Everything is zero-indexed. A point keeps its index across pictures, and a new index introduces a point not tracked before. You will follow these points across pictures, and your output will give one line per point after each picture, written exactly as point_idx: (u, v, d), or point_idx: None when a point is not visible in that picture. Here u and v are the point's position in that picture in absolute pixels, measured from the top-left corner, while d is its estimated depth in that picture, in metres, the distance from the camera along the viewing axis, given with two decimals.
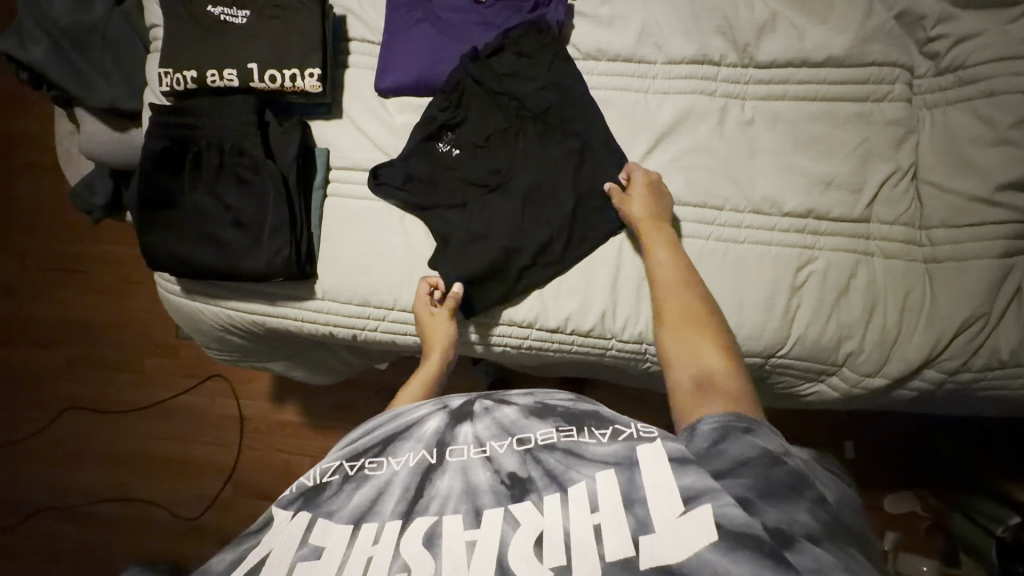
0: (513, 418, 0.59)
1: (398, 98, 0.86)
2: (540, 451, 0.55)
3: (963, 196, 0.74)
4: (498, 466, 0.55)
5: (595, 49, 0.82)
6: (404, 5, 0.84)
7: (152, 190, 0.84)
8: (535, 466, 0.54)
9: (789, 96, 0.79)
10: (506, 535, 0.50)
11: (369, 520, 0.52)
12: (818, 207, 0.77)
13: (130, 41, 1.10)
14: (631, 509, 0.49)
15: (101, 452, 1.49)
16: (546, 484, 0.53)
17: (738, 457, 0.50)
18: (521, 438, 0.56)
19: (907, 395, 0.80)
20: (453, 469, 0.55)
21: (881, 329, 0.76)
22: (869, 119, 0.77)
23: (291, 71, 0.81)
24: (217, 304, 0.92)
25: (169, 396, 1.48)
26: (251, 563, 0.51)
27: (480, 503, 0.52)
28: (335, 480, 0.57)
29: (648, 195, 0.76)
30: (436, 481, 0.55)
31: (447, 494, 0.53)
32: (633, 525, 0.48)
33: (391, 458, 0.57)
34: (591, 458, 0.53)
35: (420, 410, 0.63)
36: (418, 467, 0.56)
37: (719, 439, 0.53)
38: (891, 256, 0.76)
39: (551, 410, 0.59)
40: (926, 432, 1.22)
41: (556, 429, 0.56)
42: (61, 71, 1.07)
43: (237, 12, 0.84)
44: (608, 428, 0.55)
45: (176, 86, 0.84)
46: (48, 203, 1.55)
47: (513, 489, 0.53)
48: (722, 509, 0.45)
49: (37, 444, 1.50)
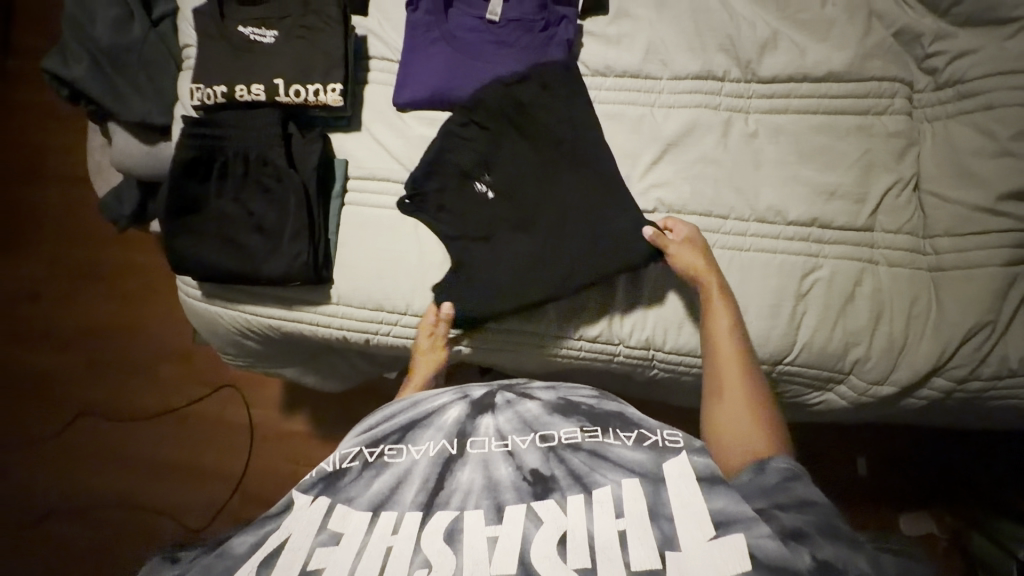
0: (536, 414, 0.61)
1: (414, 112, 0.90)
2: (564, 450, 0.56)
3: (966, 206, 0.75)
4: (521, 462, 0.56)
5: (603, 66, 0.86)
6: (422, 25, 0.88)
7: (181, 197, 0.89)
8: (558, 465, 0.56)
9: (791, 110, 0.82)
10: (528, 532, 0.51)
11: (389, 509, 0.54)
12: (822, 216, 0.78)
13: (163, 60, 1.17)
14: (656, 522, 0.50)
15: (113, 459, 1.51)
16: (569, 483, 0.54)
17: (802, 497, 0.52)
18: (545, 435, 0.58)
19: (917, 403, 0.80)
20: (473, 461, 0.57)
21: (888, 336, 0.77)
22: (870, 132, 0.79)
23: (315, 86, 0.86)
24: (236, 308, 0.95)
25: (181, 404, 1.51)
26: (269, 549, 0.51)
27: (502, 499, 0.53)
28: (355, 466, 0.58)
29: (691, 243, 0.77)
30: (457, 472, 0.56)
31: (468, 488, 0.55)
32: (659, 539, 0.49)
33: (411, 446, 0.59)
34: (615, 460, 0.55)
35: (440, 399, 0.65)
36: (439, 457, 0.58)
37: (784, 478, 0.54)
38: (896, 265, 0.78)
39: (574, 408, 0.61)
40: (941, 449, 1.20)
41: (581, 429, 0.58)
42: (99, 88, 1.14)
43: (266, 32, 0.90)
44: (632, 432, 0.57)
45: (206, 101, 0.89)
46: (75, 213, 1.61)
47: (535, 486, 0.54)
48: (758, 541, 0.46)
49: (55, 447, 1.53)
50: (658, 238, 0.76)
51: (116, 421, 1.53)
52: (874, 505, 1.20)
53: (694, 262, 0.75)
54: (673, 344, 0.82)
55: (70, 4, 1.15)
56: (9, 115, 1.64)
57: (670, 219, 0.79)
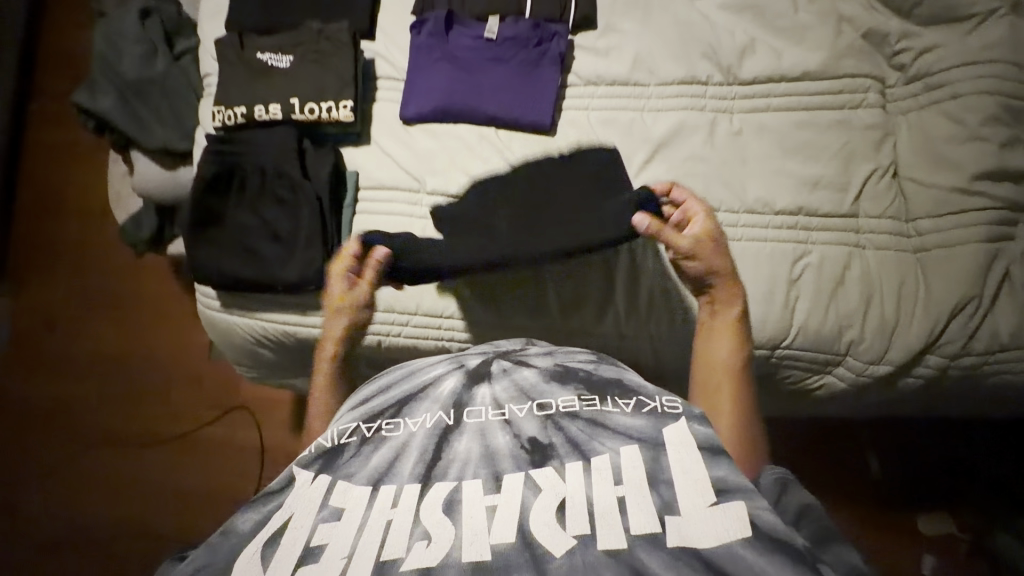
0: (532, 381, 0.64)
1: (419, 125, 0.96)
2: (562, 419, 0.59)
3: (944, 188, 0.80)
4: (518, 431, 0.59)
5: (594, 76, 0.93)
6: (425, 46, 0.95)
7: (203, 211, 0.95)
8: (556, 433, 0.58)
9: (772, 108, 0.87)
10: (527, 499, 0.53)
11: (388, 482, 0.55)
12: (808, 205, 0.83)
13: (184, 91, 1.25)
14: (656, 488, 0.52)
15: (123, 484, 1.53)
16: (568, 451, 0.56)
17: (800, 507, 0.56)
18: (541, 404, 0.61)
19: (915, 383, 0.82)
20: (470, 430, 0.59)
21: (880, 317, 0.80)
22: (848, 125, 0.84)
23: (328, 104, 0.93)
24: (252, 317, 0.99)
25: (192, 428, 1.54)
26: (273, 527, 0.53)
27: (500, 468, 0.55)
28: (354, 442, 0.60)
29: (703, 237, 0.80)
30: (453, 442, 0.58)
31: (466, 457, 0.57)
32: (659, 505, 0.50)
33: (407, 419, 0.61)
34: (613, 427, 0.57)
35: (436, 370, 0.68)
36: (436, 429, 0.60)
37: (779, 491, 0.58)
38: (882, 248, 0.82)
39: (572, 375, 0.64)
40: (955, 445, 1.19)
41: (579, 397, 0.61)
42: (125, 118, 1.22)
43: (282, 57, 0.97)
44: (631, 399, 0.60)
45: (227, 121, 0.96)
46: (94, 240, 1.68)
47: (533, 455, 0.56)
48: (759, 512, 0.48)
49: (71, 470, 1.55)
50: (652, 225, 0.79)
51: (132, 442, 1.55)
52: (888, 504, 1.19)
53: (705, 258, 0.79)
54: (672, 332, 0.86)
55: (100, 43, 1.25)
56: (36, 150, 1.73)
57: (675, 185, 0.83)
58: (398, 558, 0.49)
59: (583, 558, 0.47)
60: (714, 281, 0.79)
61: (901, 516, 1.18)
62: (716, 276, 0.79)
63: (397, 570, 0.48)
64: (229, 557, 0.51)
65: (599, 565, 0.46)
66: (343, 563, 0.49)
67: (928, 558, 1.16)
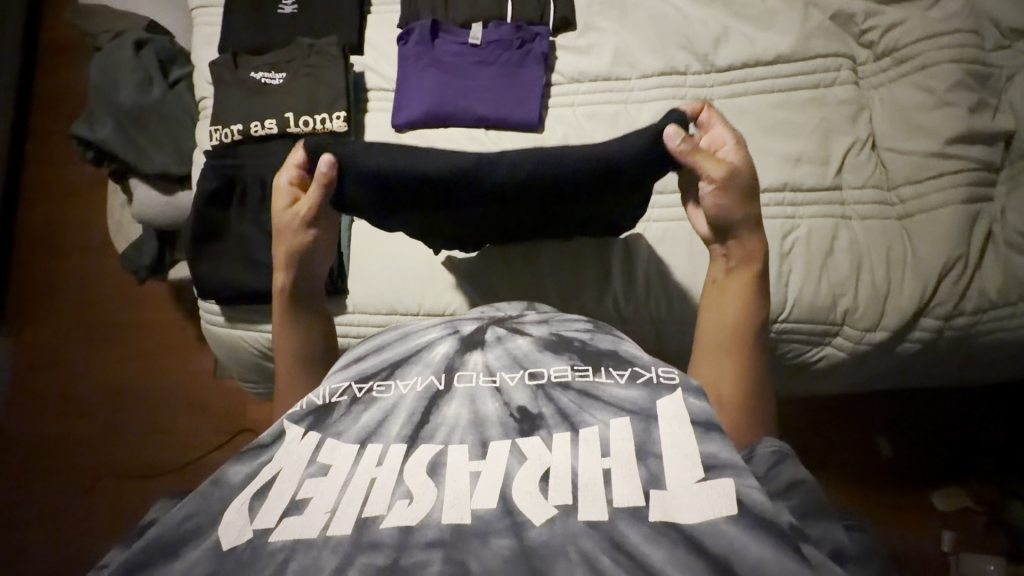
0: (526, 350, 0.63)
1: (411, 131, 0.99)
2: (553, 389, 0.59)
3: (921, 154, 0.83)
4: (508, 399, 0.58)
5: (577, 73, 0.96)
6: (413, 55, 0.98)
7: (205, 226, 0.97)
8: (546, 403, 0.58)
9: (750, 92, 0.90)
10: (512, 468, 0.52)
11: (375, 441, 0.56)
12: (792, 180, 0.85)
13: (181, 116, 1.29)
14: (643, 462, 0.51)
15: (123, 522, 1.52)
16: (557, 421, 0.56)
17: (792, 479, 0.55)
18: (534, 373, 0.61)
19: (913, 347, 0.84)
20: (460, 396, 0.59)
21: (872, 284, 0.82)
22: (823, 102, 0.88)
23: (321, 116, 0.96)
24: (257, 329, 1.01)
25: (193, 460, 1.53)
26: (259, 485, 0.53)
27: (487, 436, 0.55)
28: (344, 401, 0.61)
29: (735, 171, 0.71)
30: (443, 407, 0.58)
31: (454, 423, 0.57)
32: (645, 477, 0.50)
33: (398, 381, 0.61)
34: (606, 400, 0.57)
35: (429, 334, 0.67)
36: (425, 392, 0.60)
37: (773, 462, 0.58)
38: (867, 218, 0.84)
39: (567, 345, 0.64)
40: (967, 421, 1.18)
41: (572, 367, 0.61)
42: (123, 146, 1.25)
43: (275, 74, 1.00)
44: (626, 370, 0.60)
45: (224, 139, 0.99)
46: (94, 271, 1.70)
47: (522, 423, 0.56)
48: (747, 489, 0.48)
49: (80, 506, 1.54)
50: (684, 145, 0.69)
51: (140, 477, 1.54)
52: (901, 485, 1.19)
53: (729, 198, 0.72)
54: (669, 314, 0.88)
55: (96, 75, 1.28)
56: (35, 187, 1.76)
57: (707, 106, 0.75)
58: (378, 515, 0.48)
59: (563, 529, 0.46)
60: (738, 233, 0.74)
61: (916, 492, 1.18)
62: (741, 226, 0.73)
63: (376, 527, 0.47)
64: (221, 505, 0.52)
65: (581, 535, 0.46)
66: (327, 516, 0.49)
67: (946, 534, 1.15)
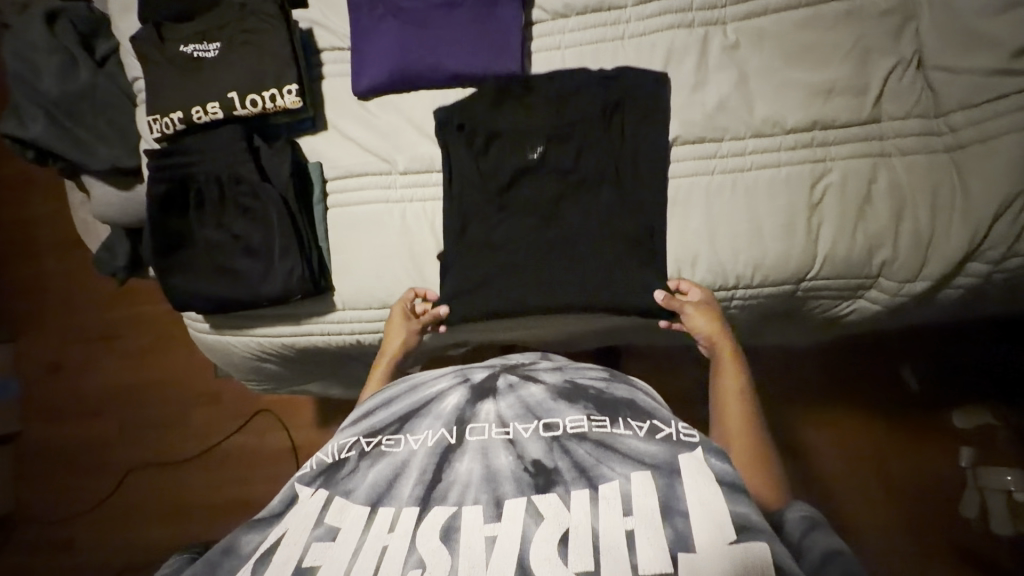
0: (540, 398, 0.64)
1: (378, 98, 0.87)
2: (568, 440, 0.58)
3: (977, 74, 0.70)
4: (522, 452, 0.58)
5: (562, 5, 0.81)
6: (365, 3, 0.84)
7: (165, 233, 0.87)
8: (562, 456, 0.57)
9: (770, 10, 0.77)
10: (528, 530, 0.52)
11: (387, 505, 0.57)
12: (823, 117, 0.74)
13: (119, 98, 1.14)
14: (670, 522, 0.50)
15: (162, 504, 1.53)
16: (575, 479, 0.55)
17: (822, 554, 0.52)
18: (548, 424, 0.60)
19: (953, 294, 0.77)
20: (472, 450, 0.60)
21: (913, 233, 0.73)
22: (858, 16, 0.74)
23: (270, 92, 0.83)
24: (248, 334, 0.96)
25: (219, 440, 1.51)
26: (267, 546, 0.56)
27: (501, 493, 0.55)
28: (353, 456, 0.62)
29: (705, 309, 0.76)
30: (455, 463, 0.59)
31: (467, 480, 0.57)
32: (672, 537, 0.49)
33: (408, 436, 0.62)
34: (625, 453, 0.56)
35: (439, 384, 0.68)
36: (437, 446, 0.60)
37: (806, 529, 0.55)
38: (910, 153, 0.73)
39: (583, 393, 0.64)
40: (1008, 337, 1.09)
41: (588, 417, 0.60)
42: (62, 142, 1.12)
43: (208, 46, 0.86)
44: (645, 423, 0.59)
45: (166, 130, 0.87)
46: (77, 273, 1.63)
47: (537, 478, 0.56)
48: (781, 555, 0.47)
49: (121, 501, 1.56)
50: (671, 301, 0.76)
51: (171, 463, 1.54)
52: (926, 414, 1.16)
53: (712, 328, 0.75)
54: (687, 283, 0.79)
55: (10, 62, 1.11)
56: None
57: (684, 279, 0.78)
58: None
59: None
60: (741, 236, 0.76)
61: (929, 420, 1.16)
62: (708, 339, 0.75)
63: None
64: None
65: None
66: None
67: (965, 451, 1.12)
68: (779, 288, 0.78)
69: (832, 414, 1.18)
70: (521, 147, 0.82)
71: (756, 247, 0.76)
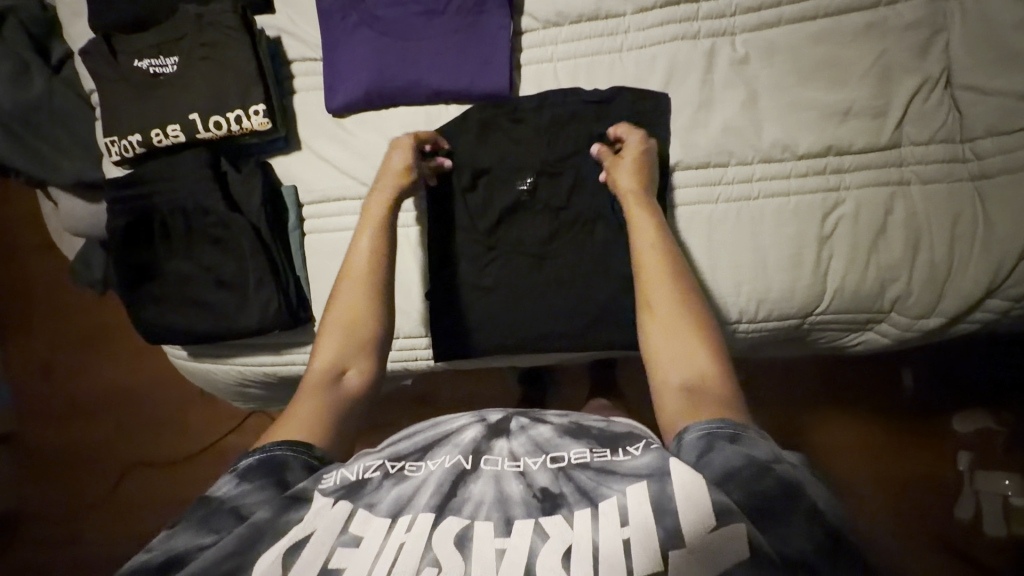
0: (548, 436, 0.54)
1: (354, 115, 0.80)
2: (574, 469, 0.50)
3: (1009, 97, 0.64)
4: (532, 481, 0.50)
5: (554, 13, 0.74)
6: (336, 10, 0.76)
7: (132, 265, 0.82)
8: (567, 482, 0.49)
9: (784, 20, 0.69)
10: (535, 546, 0.45)
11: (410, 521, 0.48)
12: (838, 142, 0.68)
13: (78, 113, 1.06)
14: (660, 520, 0.44)
15: (170, 499, 1.50)
16: (576, 499, 0.48)
17: (723, 468, 0.46)
18: (555, 456, 0.52)
19: (968, 328, 0.72)
20: (486, 477, 0.51)
21: (930, 268, 0.68)
22: (882, 27, 0.67)
23: (236, 113, 0.76)
24: (227, 362, 0.91)
25: (219, 438, 1.48)
26: (294, 540, 0.47)
27: (513, 513, 0.47)
28: (377, 476, 0.52)
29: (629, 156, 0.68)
30: (470, 485, 0.50)
31: (480, 499, 0.49)
32: (662, 538, 0.43)
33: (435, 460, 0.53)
34: (625, 472, 0.48)
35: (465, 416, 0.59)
36: (456, 472, 0.51)
37: (702, 450, 0.49)
38: (929, 181, 0.68)
39: (586, 431, 0.54)
40: None
41: (591, 448, 0.52)
42: (21, 157, 1.04)
43: (165, 60, 0.78)
44: (639, 441, 0.51)
45: (125, 153, 0.80)
46: (55, 281, 1.58)
47: (544, 503, 0.48)
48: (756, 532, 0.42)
49: (126, 501, 1.52)
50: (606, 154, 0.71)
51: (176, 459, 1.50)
52: (928, 420, 1.13)
53: (636, 175, 0.66)
54: None
55: None
56: None
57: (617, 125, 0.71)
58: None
59: None
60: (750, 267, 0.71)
61: (931, 424, 1.13)
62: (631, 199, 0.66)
63: None
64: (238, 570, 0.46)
65: None
66: None
67: (964, 454, 1.11)
68: (784, 322, 0.73)
69: (840, 421, 1.15)
70: (510, 168, 0.76)
71: (761, 281, 0.71)
